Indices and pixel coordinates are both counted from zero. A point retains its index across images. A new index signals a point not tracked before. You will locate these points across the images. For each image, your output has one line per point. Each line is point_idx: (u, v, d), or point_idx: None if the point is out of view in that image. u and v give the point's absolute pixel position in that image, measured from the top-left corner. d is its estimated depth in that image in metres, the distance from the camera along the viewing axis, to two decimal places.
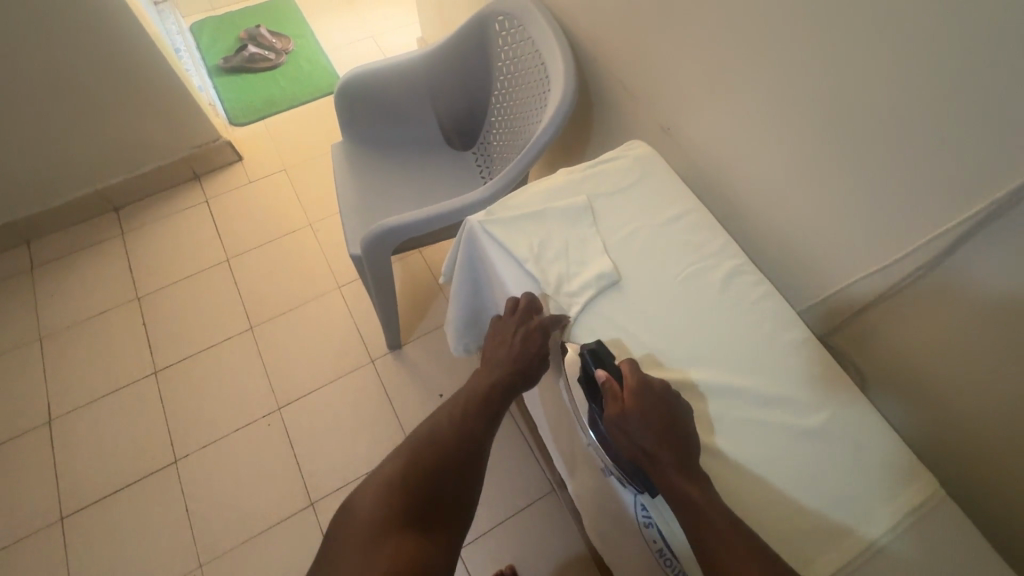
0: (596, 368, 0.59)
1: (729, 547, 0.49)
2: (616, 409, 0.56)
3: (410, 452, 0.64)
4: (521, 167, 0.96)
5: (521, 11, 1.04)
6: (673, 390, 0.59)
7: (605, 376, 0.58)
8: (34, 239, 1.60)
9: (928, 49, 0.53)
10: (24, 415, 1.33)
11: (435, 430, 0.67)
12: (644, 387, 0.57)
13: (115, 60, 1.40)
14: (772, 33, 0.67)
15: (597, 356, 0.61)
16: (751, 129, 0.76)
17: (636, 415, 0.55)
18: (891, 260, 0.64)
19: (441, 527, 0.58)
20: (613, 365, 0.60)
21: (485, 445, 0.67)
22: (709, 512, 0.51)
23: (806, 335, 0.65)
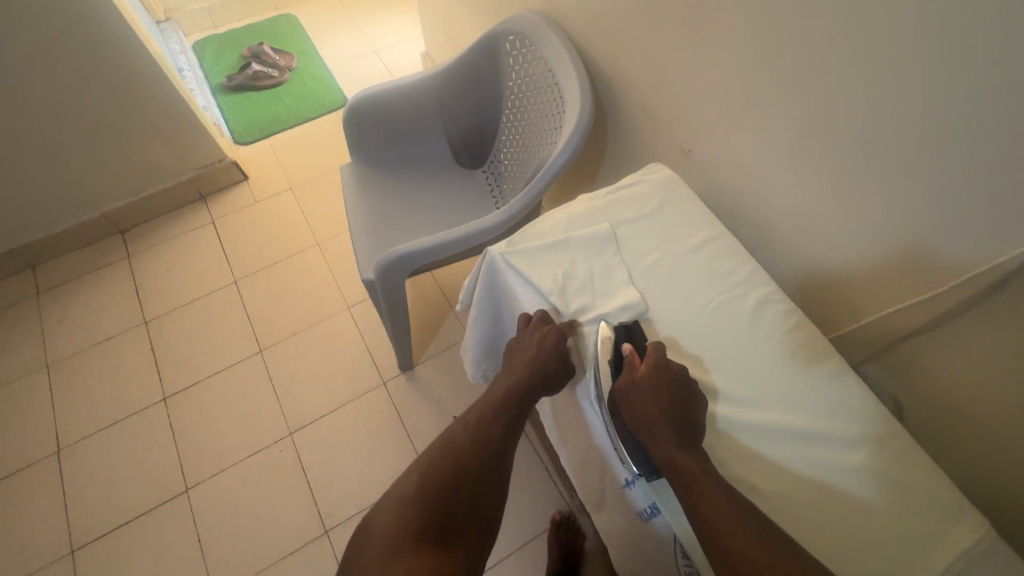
0: (624, 342, 0.63)
1: (728, 523, 0.50)
2: (626, 381, 0.60)
3: (428, 466, 0.65)
4: (537, 189, 0.94)
5: (532, 31, 1.02)
6: (689, 375, 0.61)
7: (630, 349, 0.63)
8: (40, 263, 1.58)
9: (965, 78, 0.51)
10: (33, 445, 1.31)
11: (453, 443, 0.67)
12: (663, 367, 0.60)
13: (119, 82, 1.39)
14: (796, 58, 0.66)
15: (627, 331, 0.65)
16: (774, 152, 0.74)
17: (645, 387, 0.59)
18: (931, 293, 0.62)
19: (459, 540, 0.59)
20: (642, 343, 0.64)
21: (504, 453, 0.67)
22: (711, 494, 0.52)
23: (843, 369, 0.64)
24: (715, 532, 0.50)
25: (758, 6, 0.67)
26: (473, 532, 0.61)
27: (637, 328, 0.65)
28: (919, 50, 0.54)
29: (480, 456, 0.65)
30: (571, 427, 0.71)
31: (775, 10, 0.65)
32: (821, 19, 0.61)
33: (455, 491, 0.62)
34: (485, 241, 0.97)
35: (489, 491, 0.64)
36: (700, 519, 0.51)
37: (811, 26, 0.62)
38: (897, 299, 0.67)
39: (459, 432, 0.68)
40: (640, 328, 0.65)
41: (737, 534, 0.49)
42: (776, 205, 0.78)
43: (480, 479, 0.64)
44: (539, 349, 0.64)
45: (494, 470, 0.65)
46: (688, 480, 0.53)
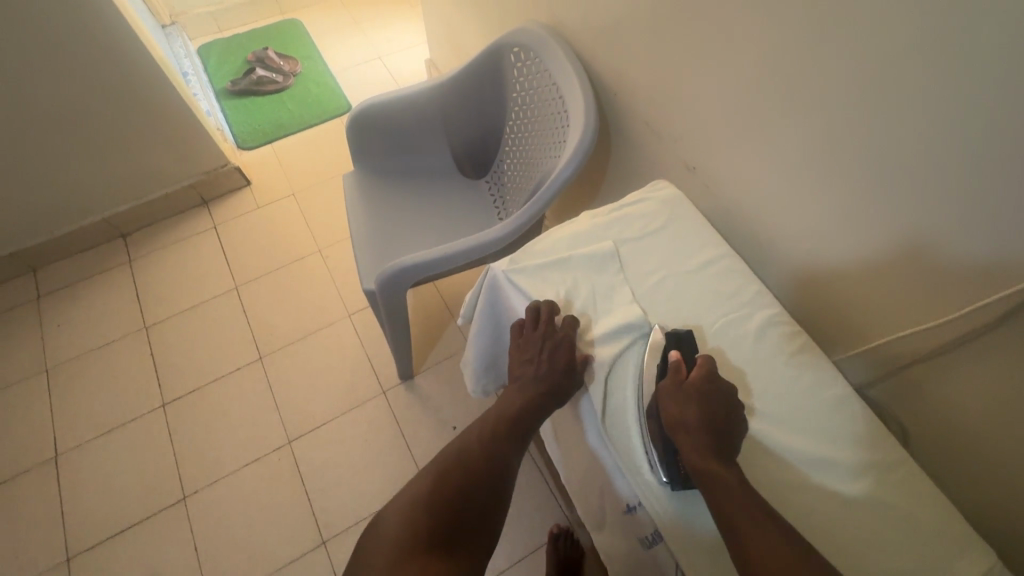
0: (673, 348, 0.63)
1: (759, 529, 0.49)
2: (670, 385, 0.60)
3: (437, 472, 0.64)
4: (542, 203, 0.94)
5: (537, 43, 1.02)
6: (735, 392, 0.60)
7: (677, 356, 0.62)
8: (41, 267, 1.58)
9: (975, 104, 0.51)
10: (30, 450, 1.31)
11: (463, 451, 0.66)
12: (711, 378, 0.60)
13: (122, 87, 1.39)
14: (804, 78, 0.65)
15: (676, 336, 0.65)
16: (781, 171, 0.73)
17: (690, 392, 0.59)
18: (942, 321, 0.61)
19: (460, 544, 0.58)
20: (691, 354, 0.63)
21: (512, 462, 0.66)
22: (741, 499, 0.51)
23: (848, 394, 0.63)
24: (744, 536, 0.49)
25: (766, 25, 0.66)
26: (474, 539, 0.59)
27: (688, 335, 0.65)
28: (930, 74, 0.53)
29: (486, 463, 0.65)
30: (571, 447, 0.70)
31: (783, 29, 0.65)
32: (830, 39, 0.60)
33: (460, 497, 0.61)
34: (487, 254, 0.97)
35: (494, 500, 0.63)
36: (729, 522, 0.51)
37: (820, 46, 0.62)
38: (912, 321, 0.65)
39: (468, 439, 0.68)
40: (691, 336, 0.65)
41: (769, 540, 0.49)
42: (781, 224, 0.77)
43: (485, 486, 0.63)
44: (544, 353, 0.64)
45: (500, 479, 0.64)
46: (720, 487, 0.53)
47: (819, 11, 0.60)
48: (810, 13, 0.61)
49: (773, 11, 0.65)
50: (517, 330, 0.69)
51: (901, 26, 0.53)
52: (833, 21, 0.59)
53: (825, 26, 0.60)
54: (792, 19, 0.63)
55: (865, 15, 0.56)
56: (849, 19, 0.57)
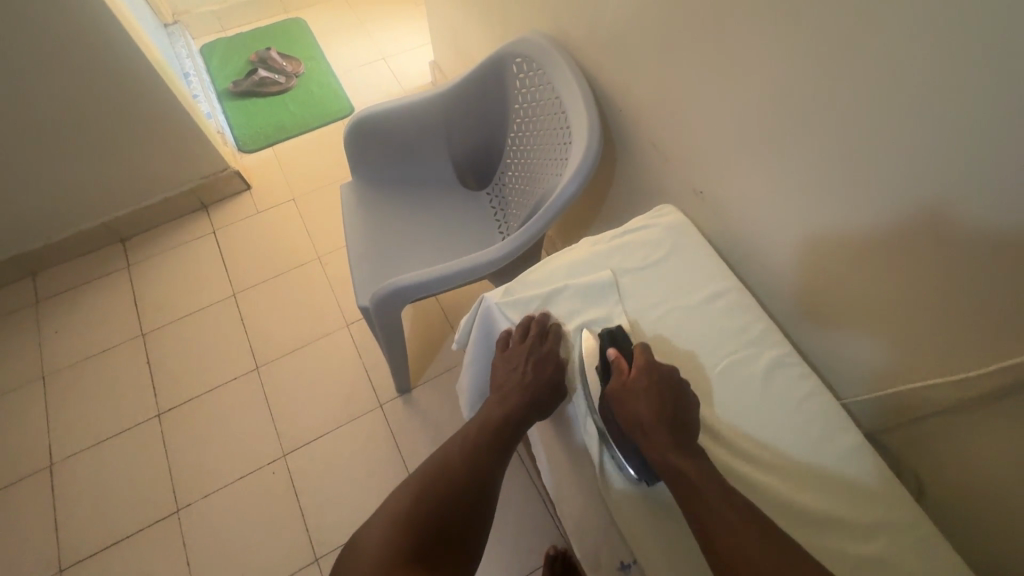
0: (609, 347, 0.62)
1: (736, 532, 0.48)
2: (619, 385, 0.58)
3: (418, 485, 0.62)
4: (542, 223, 0.90)
5: (540, 55, 0.98)
6: (679, 374, 0.60)
7: (615, 353, 0.61)
8: (40, 271, 1.57)
9: (995, 154, 0.46)
10: (27, 458, 1.30)
11: (446, 462, 0.64)
12: (652, 367, 0.59)
13: (118, 92, 1.37)
14: (814, 108, 0.60)
15: (611, 335, 0.63)
16: (789, 202, 0.69)
17: (637, 390, 0.57)
18: (964, 375, 0.57)
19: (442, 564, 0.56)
20: (626, 347, 0.62)
21: (495, 478, 0.64)
22: (713, 500, 0.50)
23: (858, 447, 0.59)
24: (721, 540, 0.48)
25: (776, 50, 0.62)
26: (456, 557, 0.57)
27: (621, 331, 0.64)
28: (947, 116, 0.48)
29: (469, 479, 0.62)
30: (562, 494, 0.66)
31: (794, 55, 0.60)
32: (843, 70, 0.55)
33: (442, 516, 0.59)
34: (485, 274, 0.93)
35: (477, 516, 0.61)
36: (705, 528, 0.49)
37: (832, 76, 0.57)
38: (928, 374, 0.60)
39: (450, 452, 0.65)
40: (624, 332, 0.64)
41: (744, 539, 0.48)
42: (790, 257, 0.73)
43: (466, 500, 0.61)
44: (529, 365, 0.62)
45: (483, 494, 0.62)
46: (689, 488, 0.51)
47: (831, 38, 0.55)
48: (822, 40, 0.56)
49: (783, 35, 0.60)
50: (504, 342, 0.67)
51: (919, 62, 0.49)
52: (846, 50, 0.54)
53: (837, 55, 0.55)
54: (803, 45, 0.59)
55: (881, 46, 0.51)
56: (863, 50, 0.53)
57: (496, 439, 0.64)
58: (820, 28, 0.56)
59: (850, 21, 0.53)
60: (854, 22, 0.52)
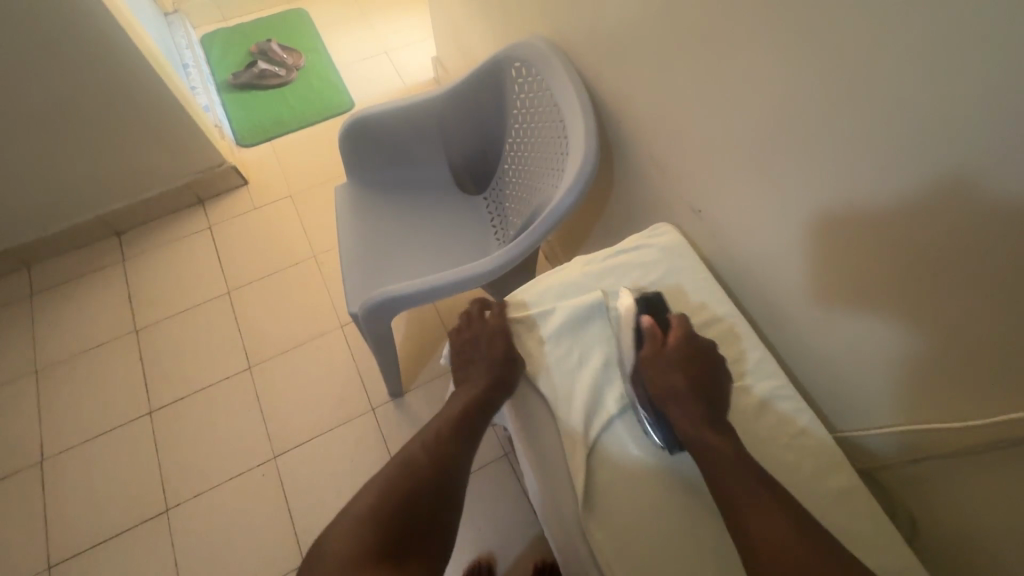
0: (645, 314, 0.65)
1: (767, 509, 0.49)
2: (655, 352, 0.62)
3: (384, 484, 0.62)
4: (537, 235, 0.88)
5: (539, 60, 0.95)
6: (712, 347, 0.63)
7: (650, 322, 0.64)
8: (35, 263, 1.57)
9: (1008, 191, 0.43)
10: (17, 453, 1.30)
11: (411, 457, 0.65)
12: (687, 339, 0.62)
13: (113, 85, 1.35)
14: (821, 132, 0.57)
15: (649, 303, 0.66)
16: (791, 226, 0.66)
17: (673, 360, 0.61)
18: (971, 421, 0.54)
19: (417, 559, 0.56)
20: (663, 317, 0.65)
21: (461, 468, 0.65)
22: (738, 466, 0.53)
23: (854, 488, 0.56)
24: (749, 514, 0.50)
25: (782, 67, 0.59)
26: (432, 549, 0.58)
27: (657, 299, 0.66)
28: (957, 150, 0.45)
29: (438, 472, 0.63)
30: None
31: (800, 75, 0.57)
32: (852, 94, 0.52)
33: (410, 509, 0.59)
34: (479, 286, 0.91)
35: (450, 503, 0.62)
36: (727, 494, 0.52)
37: (839, 100, 0.54)
38: (936, 416, 0.57)
39: (413, 449, 0.65)
40: (663, 300, 0.67)
41: (772, 519, 0.49)
42: (790, 282, 0.70)
43: (434, 491, 0.62)
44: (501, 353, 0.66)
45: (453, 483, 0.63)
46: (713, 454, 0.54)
47: (841, 59, 0.52)
48: (830, 60, 0.53)
49: (790, 53, 0.57)
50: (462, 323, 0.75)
51: (933, 90, 0.45)
52: (856, 73, 0.51)
53: (846, 78, 0.52)
54: (810, 66, 0.56)
55: (893, 72, 0.48)
56: (874, 74, 0.50)
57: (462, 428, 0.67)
58: (830, 48, 0.53)
59: (861, 42, 0.50)
60: (865, 45, 0.49)
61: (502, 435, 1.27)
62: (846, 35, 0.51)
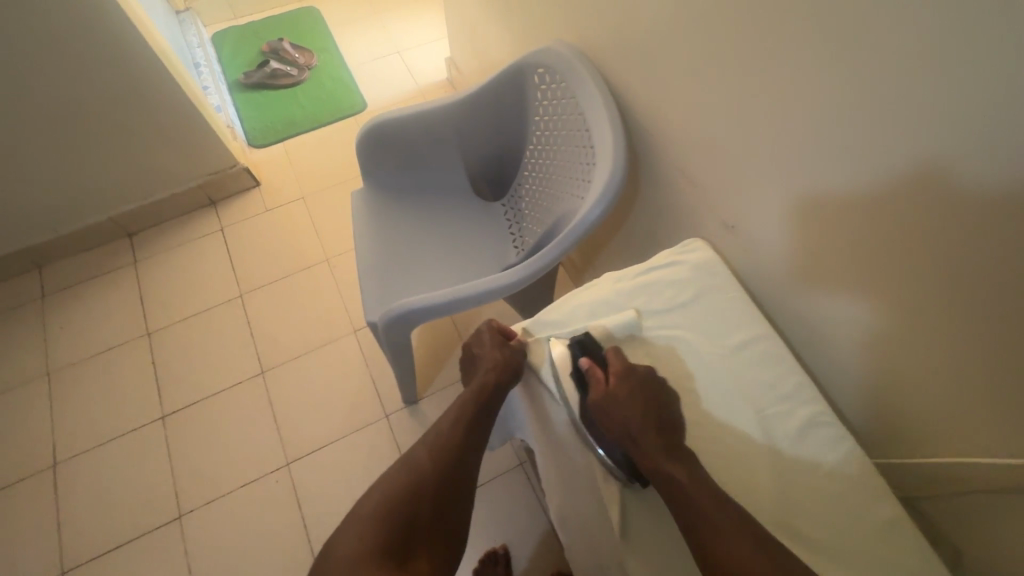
0: (580, 357, 0.63)
1: (740, 546, 0.48)
2: (600, 391, 0.60)
3: (394, 478, 0.69)
4: (562, 247, 0.86)
5: (565, 67, 0.93)
6: (658, 376, 0.62)
7: (588, 362, 0.62)
8: (46, 265, 1.56)
9: None
10: (30, 457, 1.29)
11: (420, 454, 0.72)
12: (629, 373, 0.61)
13: (127, 86, 1.33)
14: (867, 157, 0.55)
15: (582, 345, 0.64)
16: (835, 247, 0.65)
17: (622, 398, 0.59)
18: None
19: (423, 553, 0.64)
20: (599, 355, 0.64)
21: (467, 465, 0.73)
22: (702, 502, 0.51)
23: (898, 519, 0.55)
24: (721, 552, 0.49)
25: (826, 88, 0.57)
26: (436, 544, 0.66)
27: (589, 338, 0.65)
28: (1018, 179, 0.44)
29: (444, 470, 0.70)
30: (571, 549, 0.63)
31: (847, 97, 0.55)
32: (904, 120, 0.50)
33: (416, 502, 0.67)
34: (499, 299, 0.90)
35: (455, 506, 0.70)
36: (695, 535, 0.50)
37: (889, 126, 0.52)
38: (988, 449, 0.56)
39: (420, 454, 0.72)
40: (592, 339, 0.65)
41: (746, 554, 0.48)
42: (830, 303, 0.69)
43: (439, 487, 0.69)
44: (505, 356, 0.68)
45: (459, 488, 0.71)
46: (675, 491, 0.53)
47: (894, 84, 0.50)
48: (881, 84, 0.51)
49: (835, 76, 0.55)
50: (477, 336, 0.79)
51: (997, 121, 0.44)
52: (910, 99, 0.49)
53: (898, 104, 0.50)
54: (858, 88, 0.54)
55: (951, 100, 0.46)
56: (930, 101, 0.48)
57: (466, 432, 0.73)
58: (881, 71, 0.51)
59: (916, 67, 0.48)
60: (921, 71, 0.47)
61: (517, 445, 1.25)
62: (899, 59, 0.49)
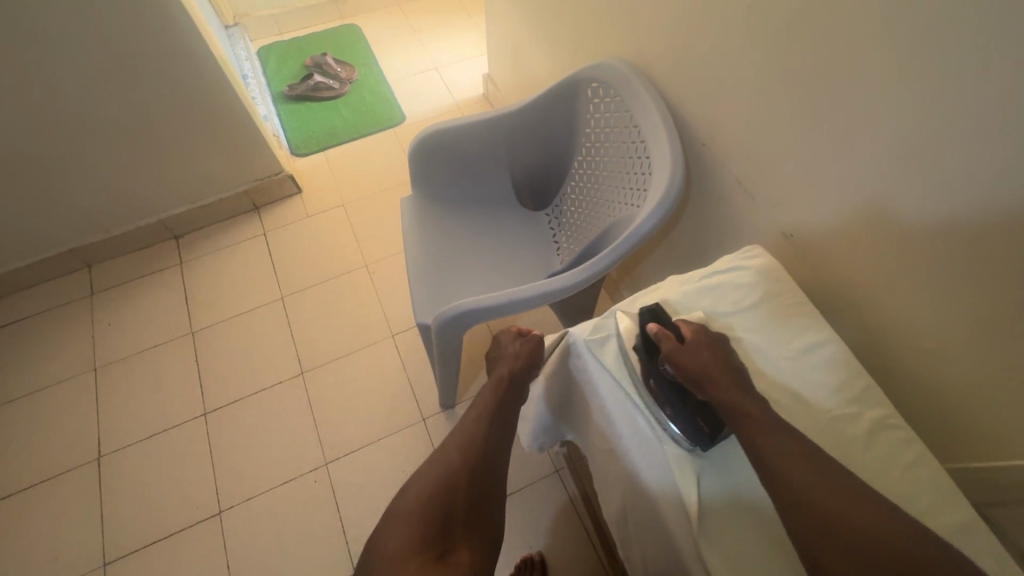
0: (651, 323, 0.67)
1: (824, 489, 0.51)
2: (679, 347, 0.63)
3: (425, 477, 0.70)
4: (618, 253, 0.88)
5: (619, 81, 0.97)
6: (724, 338, 0.66)
7: (656, 327, 0.66)
8: (95, 264, 1.61)
9: None
10: (77, 449, 1.32)
11: (447, 452, 0.73)
12: (704, 333, 0.65)
13: (189, 96, 1.39)
14: (942, 167, 0.58)
15: (655, 314, 0.68)
16: (903, 256, 0.67)
17: (699, 355, 0.63)
18: None
19: (465, 548, 0.64)
20: (667, 323, 0.67)
21: (496, 459, 0.74)
22: (785, 447, 0.54)
23: (972, 520, 0.56)
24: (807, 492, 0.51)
25: (906, 101, 0.59)
26: (476, 537, 0.66)
27: (662, 309, 0.69)
28: None
29: (472, 464, 0.71)
30: (642, 542, 0.65)
31: (922, 113, 0.58)
32: (990, 131, 0.53)
33: (449, 498, 0.67)
34: (551, 303, 0.92)
35: (489, 500, 0.71)
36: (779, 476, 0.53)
37: (973, 139, 0.54)
38: None
39: (448, 451, 0.73)
40: (666, 311, 0.69)
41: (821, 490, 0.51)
42: (898, 310, 0.71)
43: (471, 481, 0.70)
44: (526, 345, 0.80)
45: (490, 483, 0.71)
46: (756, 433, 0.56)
47: (981, 97, 0.52)
48: (967, 99, 0.54)
49: (916, 90, 0.58)
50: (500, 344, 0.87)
51: None
52: (996, 112, 0.52)
53: (984, 116, 0.53)
54: (941, 102, 0.56)
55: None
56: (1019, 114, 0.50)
57: (492, 425, 0.75)
58: (967, 86, 0.53)
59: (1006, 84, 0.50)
60: (1011, 86, 0.50)
61: (554, 451, 1.26)
62: (987, 74, 0.51)
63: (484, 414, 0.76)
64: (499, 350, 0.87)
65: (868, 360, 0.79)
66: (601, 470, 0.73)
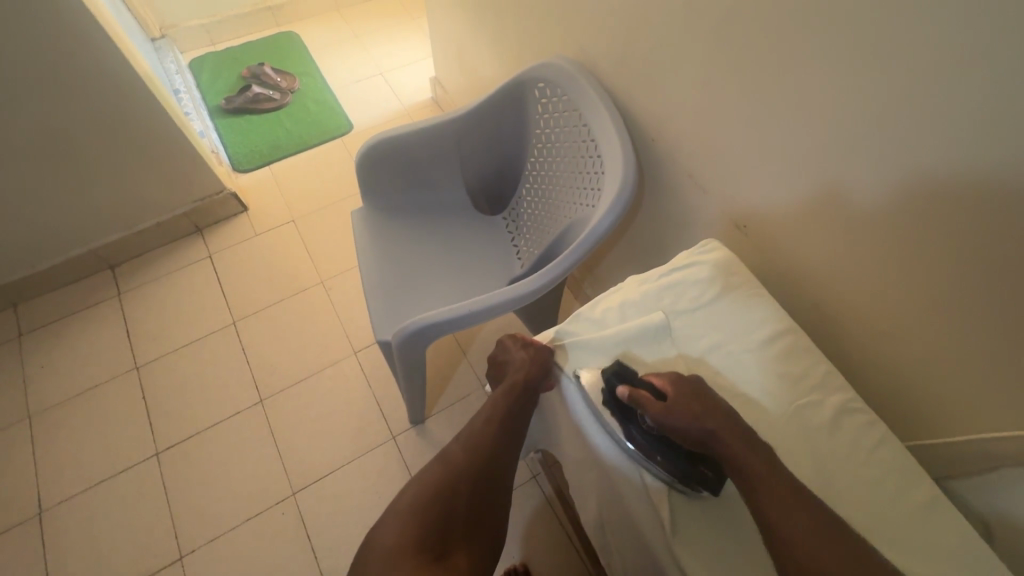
0: (619, 386, 0.62)
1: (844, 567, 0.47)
2: (656, 404, 0.59)
3: (426, 476, 0.67)
4: (577, 255, 0.87)
5: (566, 81, 0.95)
6: (701, 382, 0.62)
7: (628, 391, 0.61)
8: (22, 302, 1.49)
9: None
10: (14, 505, 1.22)
11: (451, 453, 0.70)
12: (682, 382, 0.61)
13: (116, 118, 1.30)
14: (884, 152, 0.60)
15: (620, 374, 0.63)
16: (852, 240, 0.69)
17: (683, 409, 0.59)
18: None
19: (461, 551, 0.62)
20: (637, 381, 0.62)
21: (503, 464, 0.70)
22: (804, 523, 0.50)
23: (936, 495, 0.58)
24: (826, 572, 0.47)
25: (846, 87, 0.60)
26: (475, 542, 0.63)
27: (626, 367, 0.64)
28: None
29: (476, 468, 0.68)
30: (620, 550, 0.64)
31: (861, 99, 0.59)
32: (936, 114, 0.53)
33: (449, 500, 0.65)
34: (514, 310, 0.90)
35: (493, 505, 0.67)
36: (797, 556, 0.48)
37: (913, 122, 0.56)
38: (1005, 420, 0.60)
39: (452, 452, 0.70)
40: (632, 371, 0.64)
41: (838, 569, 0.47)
42: (852, 294, 0.72)
43: (472, 485, 0.67)
44: (528, 354, 0.69)
45: (494, 488, 0.68)
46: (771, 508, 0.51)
47: (926, 80, 0.53)
48: (907, 84, 0.55)
49: (855, 76, 0.59)
50: (503, 346, 0.76)
51: (1003, 113, 0.48)
52: (940, 94, 0.52)
53: (929, 99, 0.53)
54: (885, 87, 0.57)
55: (985, 94, 0.49)
56: (962, 95, 0.51)
57: (500, 430, 0.71)
58: (905, 70, 0.54)
59: (950, 65, 0.51)
60: (954, 68, 0.50)
61: (529, 458, 1.24)
62: (921, 61, 0.52)
63: (494, 418, 0.71)
64: (504, 355, 0.75)
65: (827, 343, 0.80)
66: (575, 479, 0.71)
